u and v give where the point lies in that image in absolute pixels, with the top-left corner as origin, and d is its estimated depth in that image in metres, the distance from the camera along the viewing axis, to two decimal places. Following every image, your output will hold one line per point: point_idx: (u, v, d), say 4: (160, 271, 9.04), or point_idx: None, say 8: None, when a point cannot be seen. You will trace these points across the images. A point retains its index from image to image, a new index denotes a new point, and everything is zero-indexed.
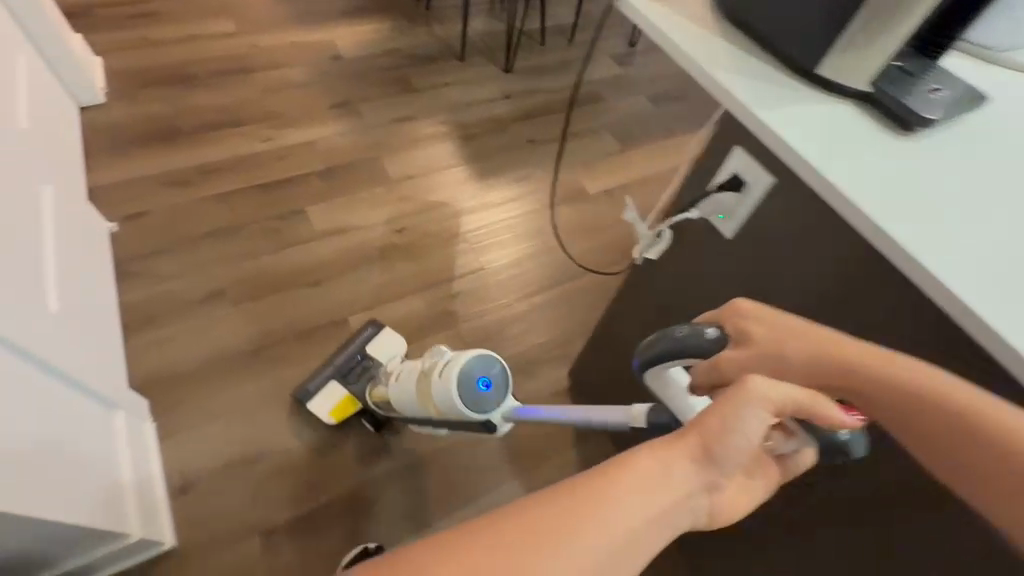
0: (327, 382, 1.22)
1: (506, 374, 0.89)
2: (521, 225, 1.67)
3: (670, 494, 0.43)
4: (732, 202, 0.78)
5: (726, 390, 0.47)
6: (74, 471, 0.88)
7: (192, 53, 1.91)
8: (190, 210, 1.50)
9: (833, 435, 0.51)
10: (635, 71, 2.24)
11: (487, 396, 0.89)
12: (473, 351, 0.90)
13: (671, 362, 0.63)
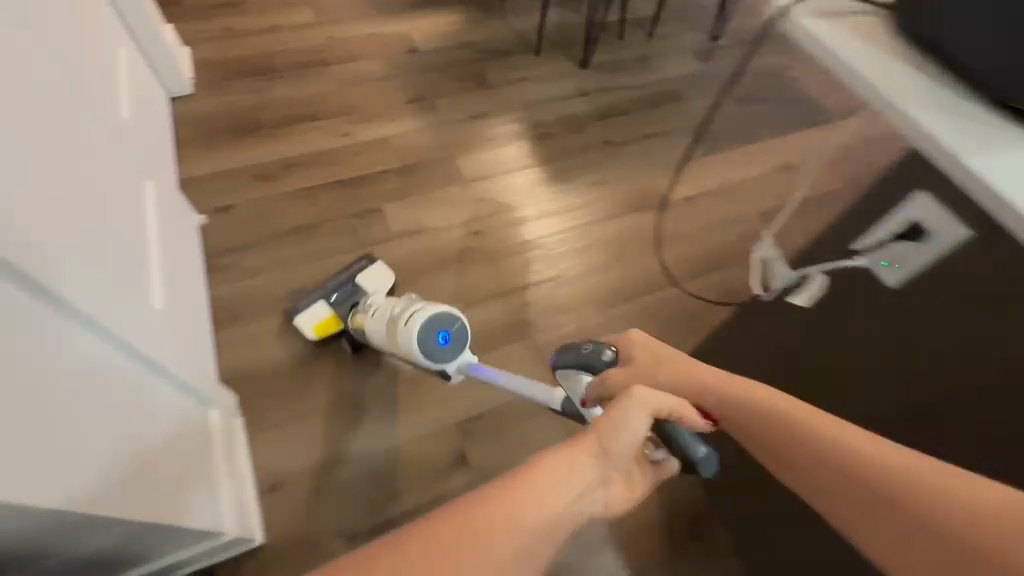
0: (314, 301, 1.30)
1: (464, 331, 1.06)
2: (598, 232, 1.61)
3: (577, 487, 0.51)
4: (903, 253, 0.68)
5: (616, 399, 0.57)
6: (177, 469, 0.90)
7: (273, 44, 1.93)
8: (274, 205, 1.52)
9: (692, 452, 0.61)
10: (719, 67, 2.11)
11: (443, 348, 1.06)
12: (437, 309, 1.05)
13: (581, 371, 0.79)
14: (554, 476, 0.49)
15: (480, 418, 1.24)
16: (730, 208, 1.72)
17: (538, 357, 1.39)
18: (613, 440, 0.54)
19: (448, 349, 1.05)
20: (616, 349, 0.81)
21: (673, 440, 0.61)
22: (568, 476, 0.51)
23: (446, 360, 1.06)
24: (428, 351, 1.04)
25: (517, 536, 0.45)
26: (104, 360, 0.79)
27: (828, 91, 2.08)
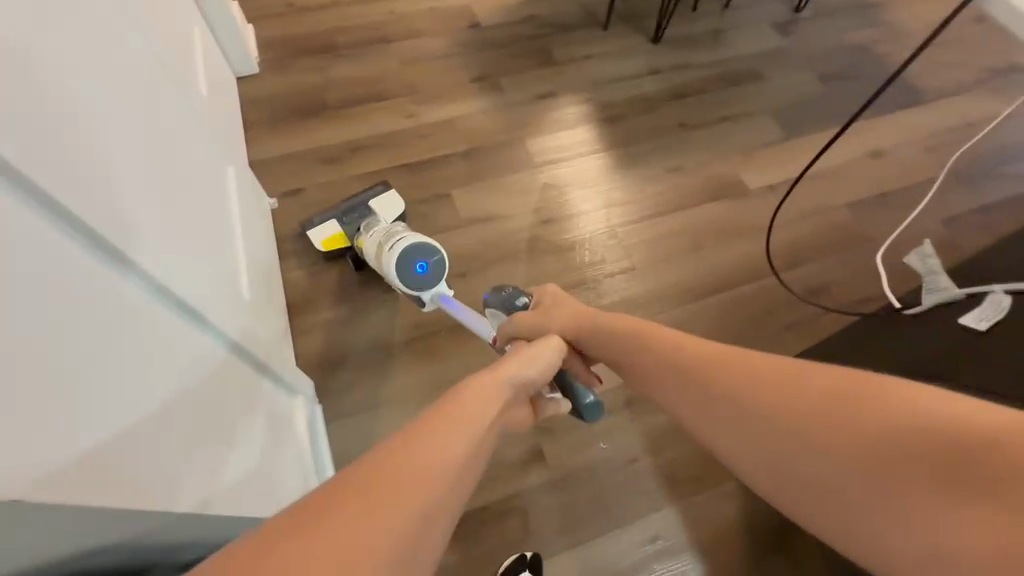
0: (327, 218, 1.35)
1: (441, 264, 1.16)
2: (672, 222, 1.53)
3: (488, 412, 0.60)
4: None
5: (531, 342, 0.82)
6: (258, 455, 0.90)
7: (335, 21, 1.88)
8: (341, 189, 1.50)
9: (584, 400, 0.83)
10: (804, 42, 1.95)
11: (422, 276, 1.16)
12: (419, 239, 1.16)
13: (498, 312, 1.10)
14: (490, 390, 0.65)
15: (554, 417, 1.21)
16: (814, 198, 1.60)
17: None
18: (526, 372, 0.75)
19: (425, 277, 1.16)
20: (532, 297, 1.08)
21: (570, 387, 0.85)
22: (492, 395, 0.64)
23: (421, 287, 1.17)
24: (408, 278, 1.16)
25: (448, 463, 0.50)
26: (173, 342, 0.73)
27: (926, 68, 1.89)
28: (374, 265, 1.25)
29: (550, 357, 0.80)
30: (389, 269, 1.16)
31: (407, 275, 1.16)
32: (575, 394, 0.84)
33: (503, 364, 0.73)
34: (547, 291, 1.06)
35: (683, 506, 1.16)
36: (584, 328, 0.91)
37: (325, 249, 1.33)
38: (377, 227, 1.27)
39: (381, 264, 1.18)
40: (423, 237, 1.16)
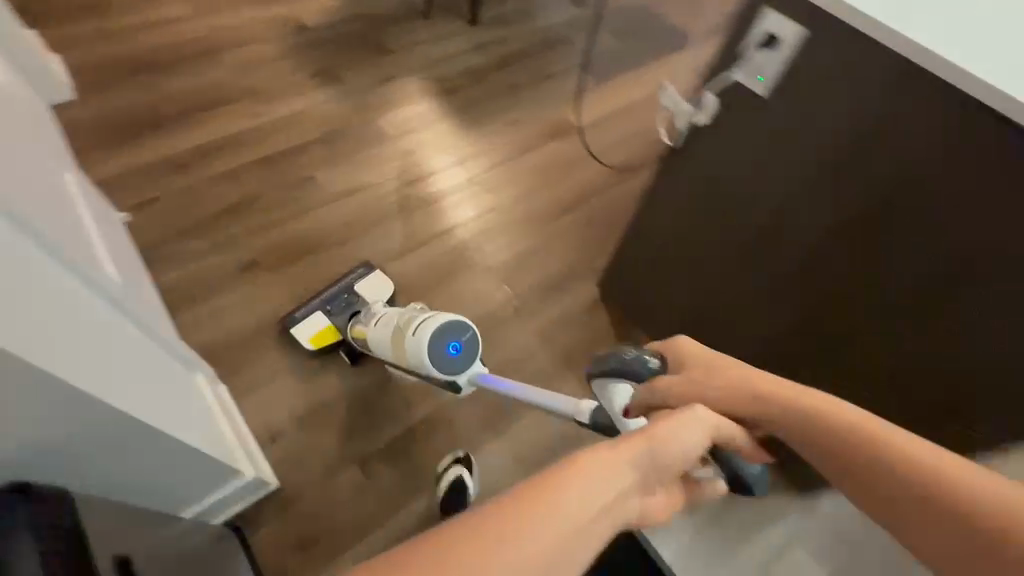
0: (311, 312, 1.26)
1: (475, 340, 1.02)
2: (522, 164, 1.74)
3: (604, 496, 0.40)
4: (767, 61, 0.84)
5: (678, 409, 0.52)
6: (183, 411, 0.91)
7: (153, 40, 1.85)
8: (199, 191, 1.50)
9: (744, 472, 0.58)
10: (596, 8, 2.31)
11: (456, 358, 1.01)
12: (444, 317, 1.01)
13: (619, 381, 0.76)
14: (587, 475, 0.39)
15: None
16: (631, 126, 1.92)
17: (497, 276, 1.49)
18: (661, 451, 0.45)
19: (460, 359, 1.01)
20: (662, 356, 0.76)
21: (728, 461, 0.58)
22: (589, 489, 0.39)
23: (458, 368, 1.02)
24: (439, 362, 1.00)
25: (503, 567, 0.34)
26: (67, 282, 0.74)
27: (689, 20, 2.37)
28: (391, 354, 1.10)
29: (690, 439, 0.49)
30: (420, 357, 1.00)
31: (441, 360, 1.00)
32: (737, 471, 0.58)
33: (623, 436, 0.44)
34: (673, 343, 0.77)
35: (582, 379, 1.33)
36: (739, 399, 0.60)
37: (317, 348, 1.24)
38: (383, 315, 1.15)
39: (405, 352, 1.03)
40: (449, 313, 1.02)
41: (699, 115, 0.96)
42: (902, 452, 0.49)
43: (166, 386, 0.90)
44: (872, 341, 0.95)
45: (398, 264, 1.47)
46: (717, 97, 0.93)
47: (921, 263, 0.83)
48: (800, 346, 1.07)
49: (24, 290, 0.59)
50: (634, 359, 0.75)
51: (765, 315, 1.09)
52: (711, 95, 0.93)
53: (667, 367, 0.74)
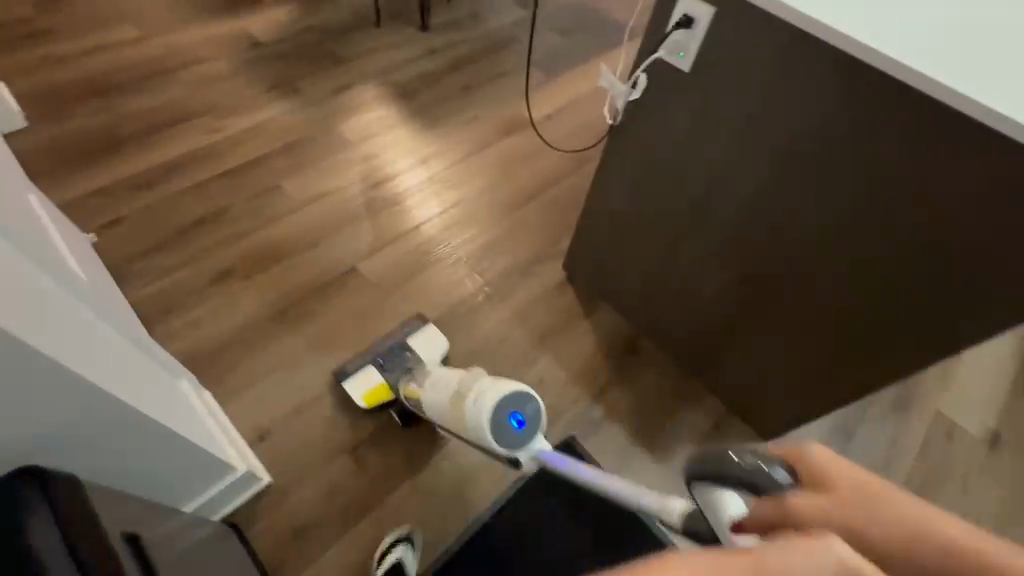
0: (364, 366, 1.25)
1: (540, 412, 0.91)
2: (482, 159, 1.82)
3: None
4: (686, 39, 0.92)
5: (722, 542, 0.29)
6: (172, 407, 0.93)
7: (104, 64, 1.85)
8: (165, 208, 1.51)
9: None
10: (541, 10, 2.42)
11: (519, 431, 0.90)
12: (507, 386, 0.91)
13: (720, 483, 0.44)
14: None
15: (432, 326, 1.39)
16: (584, 117, 2.02)
17: (468, 265, 1.54)
18: None
19: (523, 432, 0.90)
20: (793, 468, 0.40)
21: None
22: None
23: (519, 442, 0.90)
24: (501, 437, 0.89)
25: None
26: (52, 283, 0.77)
27: (630, 15, 2.50)
28: (447, 421, 1.01)
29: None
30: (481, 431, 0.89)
31: (500, 434, 0.89)
32: None
33: None
34: (807, 454, 0.40)
35: (557, 354, 1.39)
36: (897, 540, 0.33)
37: (368, 405, 1.21)
38: (443, 378, 1.07)
39: (463, 420, 0.93)
40: (512, 381, 0.91)
41: (635, 93, 1.04)
42: None
43: (153, 384, 0.92)
44: (806, 285, 1.04)
45: (370, 262, 1.51)
46: (648, 75, 1.01)
47: (837, 209, 0.92)
48: (747, 298, 1.16)
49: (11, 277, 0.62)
50: (756, 471, 0.40)
51: (714, 273, 1.18)
52: (642, 74, 1.01)
53: (805, 484, 0.39)
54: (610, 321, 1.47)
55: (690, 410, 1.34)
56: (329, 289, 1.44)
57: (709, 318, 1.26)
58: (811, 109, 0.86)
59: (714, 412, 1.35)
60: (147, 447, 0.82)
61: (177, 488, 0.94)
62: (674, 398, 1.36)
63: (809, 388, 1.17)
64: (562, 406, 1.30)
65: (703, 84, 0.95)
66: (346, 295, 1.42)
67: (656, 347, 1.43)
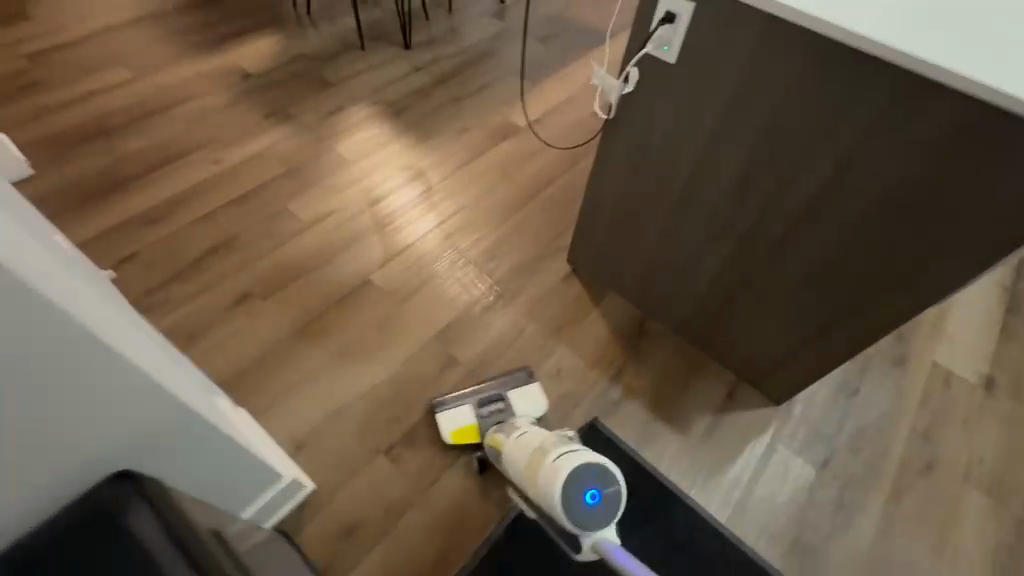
0: (463, 404, 1.27)
1: (619, 497, 0.86)
2: (478, 166, 1.88)
3: None
4: (669, 34, 0.99)
5: None
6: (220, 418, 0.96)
7: (100, 107, 1.90)
8: (178, 240, 1.55)
9: None
10: (517, 20, 2.51)
11: (591, 509, 0.85)
12: (592, 458, 0.89)
13: None
14: None
15: (448, 328, 1.45)
16: (569, 116, 2.10)
17: (476, 267, 1.60)
18: None
19: (596, 512, 0.85)
20: None
21: None
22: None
23: (595, 523, 0.85)
24: (572, 508, 0.85)
25: None
26: (100, 304, 0.80)
27: (602, 18, 2.60)
28: (521, 480, 0.99)
29: None
30: (551, 495, 0.87)
31: (574, 506, 0.85)
32: None
33: None
34: None
35: (572, 343, 1.45)
36: None
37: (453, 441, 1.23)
38: (527, 435, 1.07)
39: (539, 480, 0.92)
40: (600, 459, 0.89)
41: (627, 87, 1.11)
42: None
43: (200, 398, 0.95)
44: (801, 250, 1.11)
45: (382, 272, 1.56)
46: (638, 69, 1.07)
47: (825, 175, 0.99)
48: (744, 269, 1.22)
49: (70, 286, 0.65)
50: None
51: (711, 249, 1.25)
52: (633, 69, 1.08)
53: None
54: (617, 307, 1.54)
55: (703, 382, 1.41)
56: (345, 301, 1.49)
57: (711, 293, 1.33)
58: (789, 85, 0.93)
59: (725, 381, 1.42)
60: (207, 459, 0.85)
61: (232, 501, 0.97)
62: (687, 373, 1.42)
63: (812, 349, 1.24)
64: (583, 392, 1.36)
65: (688, 71, 1.02)
66: (363, 306, 1.47)
67: (663, 326, 1.50)
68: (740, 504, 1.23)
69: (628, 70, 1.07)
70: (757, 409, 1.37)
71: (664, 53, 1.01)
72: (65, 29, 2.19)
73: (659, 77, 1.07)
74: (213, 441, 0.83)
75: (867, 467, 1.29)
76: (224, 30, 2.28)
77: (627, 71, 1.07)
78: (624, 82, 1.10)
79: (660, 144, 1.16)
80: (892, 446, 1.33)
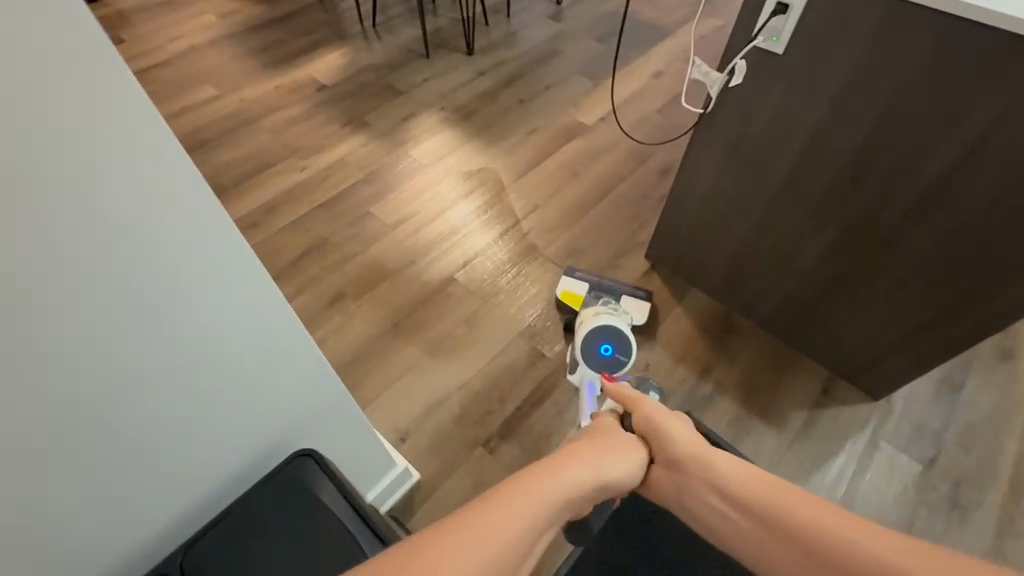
0: (584, 281, 1.52)
1: (621, 364, 1.18)
2: (548, 166, 1.91)
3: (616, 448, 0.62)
4: (781, 24, 0.98)
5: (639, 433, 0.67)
6: None
7: (194, 121, 2.04)
8: (273, 243, 1.65)
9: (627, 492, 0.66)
10: (575, 20, 2.54)
11: (599, 357, 1.19)
12: (625, 330, 1.19)
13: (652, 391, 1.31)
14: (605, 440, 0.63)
15: (534, 324, 1.48)
16: (635, 113, 2.10)
17: (555, 265, 1.63)
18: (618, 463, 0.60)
19: (601, 360, 1.18)
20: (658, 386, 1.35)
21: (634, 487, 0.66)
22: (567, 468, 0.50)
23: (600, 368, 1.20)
24: (587, 348, 1.19)
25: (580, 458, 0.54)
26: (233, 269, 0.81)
27: (659, 14, 2.60)
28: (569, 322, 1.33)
29: (634, 450, 0.64)
30: (579, 333, 1.21)
31: (587, 347, 1.19)
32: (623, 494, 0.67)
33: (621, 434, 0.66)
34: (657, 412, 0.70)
35: (657, 337, 1.46)
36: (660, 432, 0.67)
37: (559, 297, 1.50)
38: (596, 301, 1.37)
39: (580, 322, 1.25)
40: (629, 334, 1.17)
41: (734, 79, 1.11)
42: (751, 494, 0.52)
43: None
44: (912, 240, 1.08)
45: (465, 271, 1.60)
46: (746, 62, 1.08)
47: (946, 160, 0.95)
48: (847, 260, 1.20)
49: None
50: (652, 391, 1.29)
51: (811, 241, 1.23)
52: (740, 61, 1.08)
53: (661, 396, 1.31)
54: (698, 302, 1.54)
55: (796, 377, 1.39)
56: (432, 300, 1.54)
57: (806, 286, 1.31)
58: (911, 69, 0.91)
59: (820, 377, 1.39)
60: (344, 440, 0.93)
61: (357, 484, 1.03)
62: (778, 369, 1.40)
63: (919, 343, 1.20)
64: (671, 388, 1.36)
65: (801, 58, 1.01)
66: (449, 303, 1.53)
67: (750, 321, 1.49)
68: (845, 502, 1.20)
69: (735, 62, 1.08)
70: (856, 405, 1.34)
71: (773, 44, 1.01)
72: (157, 51, 2.35)
73: (765, 66, 1.06)
74: (330, 400, 0.84)
75: (980, 465, 1.24)
76: (298, 44, 2.41)
77: (734, 62, 1.08)
78: (730, 73, 1.10)
79: (757, 133, 1.16)
80: (1004, 443, 1.27)
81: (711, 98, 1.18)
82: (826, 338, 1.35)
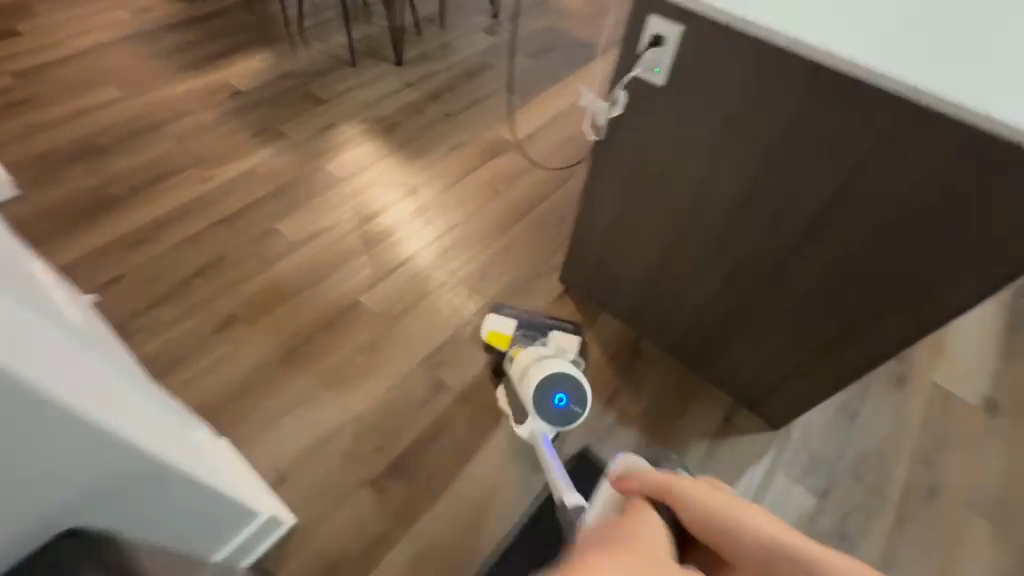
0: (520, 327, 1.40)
1: (580, 392, 1.18)
2: (469, 182, 1.86)
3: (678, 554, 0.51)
4: (658, 56, 0.98)
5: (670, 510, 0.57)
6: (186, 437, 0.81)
7: (89, 125, 1.89)
8: (162, 262, 1.53)
9: None
10: (510, 34, 2.52)
11: (566, 407, 1.17)
12: (559, 369, 1.18)
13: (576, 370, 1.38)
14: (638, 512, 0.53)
15: (436, 351, 1.43)
16: (561, 131, 2.09)
17: (466, 288, 1.57)
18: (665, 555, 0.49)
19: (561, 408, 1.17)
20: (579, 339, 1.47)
21: None
22: None
23: (552, 419, 1.18)
24: (547, 411, 1.17)
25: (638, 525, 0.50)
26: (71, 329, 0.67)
27: (594, 32, 2.61)
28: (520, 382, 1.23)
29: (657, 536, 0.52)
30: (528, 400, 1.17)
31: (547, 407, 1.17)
32: None
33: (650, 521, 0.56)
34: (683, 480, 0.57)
35: None
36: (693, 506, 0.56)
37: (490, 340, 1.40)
38: (537, 346, 1.31)
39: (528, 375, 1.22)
40: (581, 381, 1.18)
41: (616, 108, 1.09)
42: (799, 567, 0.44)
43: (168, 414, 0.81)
44: (804, 267, 1.08)
45: (371, 293, 1.52)
46: (627, 92, 1.06)
47: (825, 193, 0.97)
48: (743, 287, 1.20)
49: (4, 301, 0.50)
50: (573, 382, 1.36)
51: (708, 266, 1.23)
52: (621, 91, 1.06)
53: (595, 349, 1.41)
54: (608, 329, 1.51)
55: (700, 405, 1.38)
56: (334, 323, 1.46)
57: (711, 309, 1.29)
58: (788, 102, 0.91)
59: (722, 406, 1.38)
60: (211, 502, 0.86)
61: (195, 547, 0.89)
62: (681, 397, 1.39)
63: (812, 371, 1.21)
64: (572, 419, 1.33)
65: (681, 88, 1.00)
66: (352, 329, 1.45)
67: (657, 347, 1.47)
68: None
69: (616, 90, 1.05)
70: (756, 435, 1.34)
71: (654, 75, 1.01)
72: (57, 47, 2.17)
73: (645, 96, 1.06)
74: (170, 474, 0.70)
75: (867, 492, 1.26)
76: (216, 46, 2.28)
77: (615, 90, 1.06)
78: (612, 104, 1.09)
79: (651, 158, 1.14)
80: (892, 468, 1.30)
81: (604, 126, 1.16)
82: (728, 363, 1.35)
